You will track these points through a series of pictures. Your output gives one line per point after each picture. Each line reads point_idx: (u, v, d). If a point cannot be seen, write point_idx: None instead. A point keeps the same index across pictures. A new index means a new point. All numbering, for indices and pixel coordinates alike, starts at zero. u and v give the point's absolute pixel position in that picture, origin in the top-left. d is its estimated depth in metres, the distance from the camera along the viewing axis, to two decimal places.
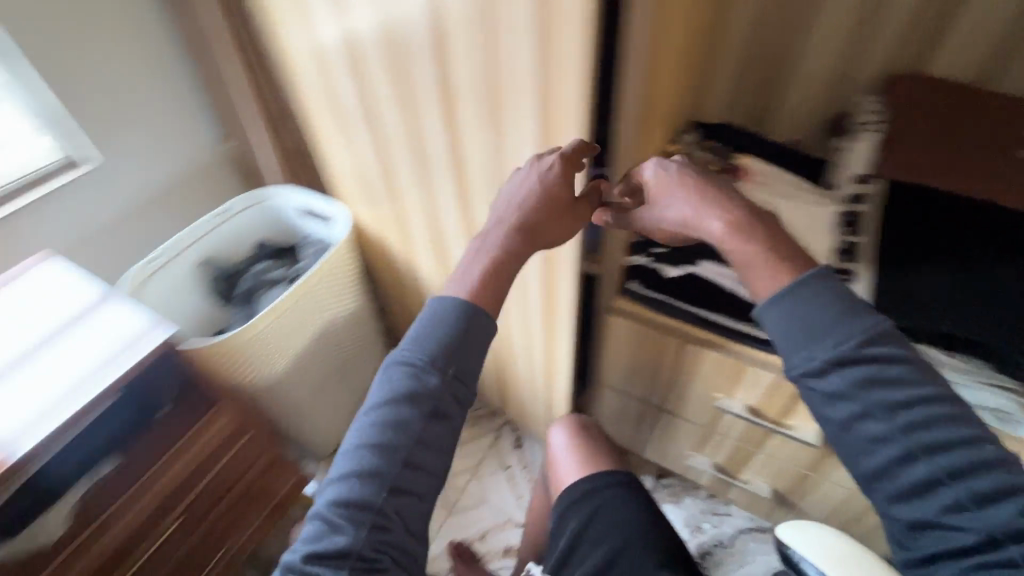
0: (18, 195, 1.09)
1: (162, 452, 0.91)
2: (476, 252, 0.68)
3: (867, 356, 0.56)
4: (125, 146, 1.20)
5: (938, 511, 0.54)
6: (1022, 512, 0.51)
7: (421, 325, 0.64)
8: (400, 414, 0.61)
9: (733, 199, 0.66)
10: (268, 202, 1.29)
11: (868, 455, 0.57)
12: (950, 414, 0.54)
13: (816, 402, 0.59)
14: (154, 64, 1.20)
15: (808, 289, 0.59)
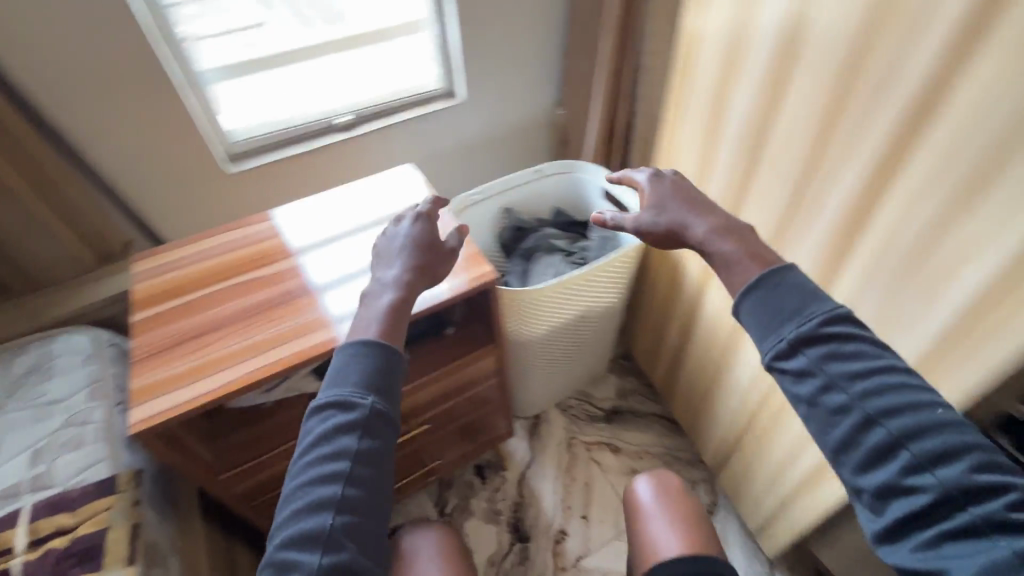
0: (407, 108, 1.31)
1: (437, 364, 0.98)
2: (376, 292, 0.73)
3: (830, 331, 0.53)
4: (489, 88, 1.35)
5: (897, 475, 0.49)
6: (973, 469, 0.46)
7: (333, 372, 0.64)
8: (335, 448, 0.58)
9: (696, 201, 0.72)
10: (575, 176, 1.35)
11: (830, 429, 0.53)
12: (906, 378, 0.51)
13: (790, 385, 0.55)
14: (539, 26, 1.31)
15: (784, 282, 0.57)
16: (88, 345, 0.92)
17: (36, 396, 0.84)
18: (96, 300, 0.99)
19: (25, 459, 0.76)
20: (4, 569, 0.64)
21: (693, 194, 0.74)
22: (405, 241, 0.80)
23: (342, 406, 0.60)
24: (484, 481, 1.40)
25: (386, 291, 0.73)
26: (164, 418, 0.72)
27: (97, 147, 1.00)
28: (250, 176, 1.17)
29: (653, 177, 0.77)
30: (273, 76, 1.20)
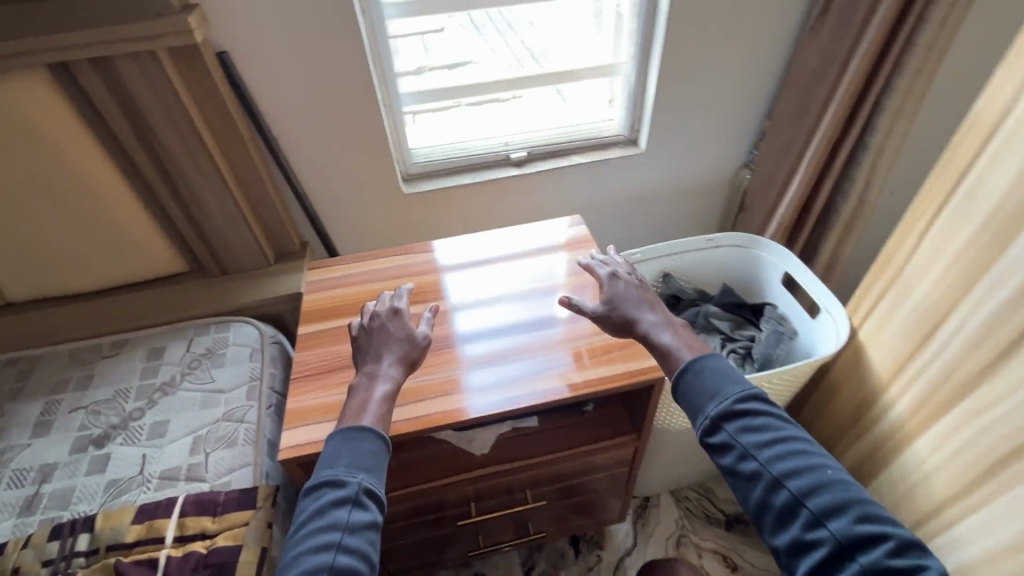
0: (584, 151, 1.26)
1: (569, 444, 0.92)
2: (368, 382, 0.73)
3: (743, 408, 0.64)
4: (674, 142, 1.24)
5: (801, 530, 0.57)
6: (856, 522, 0.56)
7: (327, 454, 0.65)
8: (328, 522, 0.58)
9: (650, 296, 0.82)
10: (756, 253, 1.19)
11: (749, 492, 0.61)
12: (804, 446, 0.61)
13: (718, 458, 0.64)
14: (748, 84, 1.18)
15: (705, 369, 0.68)
16: (256, 338, 0.98)
17: (206, 380, 0.91)
18: (268, 296, 1.06)
19: (187, 444, 0.82)
20: (153, 557, 0.68)
21: (639, 284, 0.84)
22: (384, 332, 0.79)
23: (334, 482, 0.61)
24: (577, 554, 1.30)
25: (379, 379, 0.73)
26: (311, 450, 0.73)
27: (300, 156, 1.07)
28: (420, 199, 1.19)
29: (612, 275, 0.85)
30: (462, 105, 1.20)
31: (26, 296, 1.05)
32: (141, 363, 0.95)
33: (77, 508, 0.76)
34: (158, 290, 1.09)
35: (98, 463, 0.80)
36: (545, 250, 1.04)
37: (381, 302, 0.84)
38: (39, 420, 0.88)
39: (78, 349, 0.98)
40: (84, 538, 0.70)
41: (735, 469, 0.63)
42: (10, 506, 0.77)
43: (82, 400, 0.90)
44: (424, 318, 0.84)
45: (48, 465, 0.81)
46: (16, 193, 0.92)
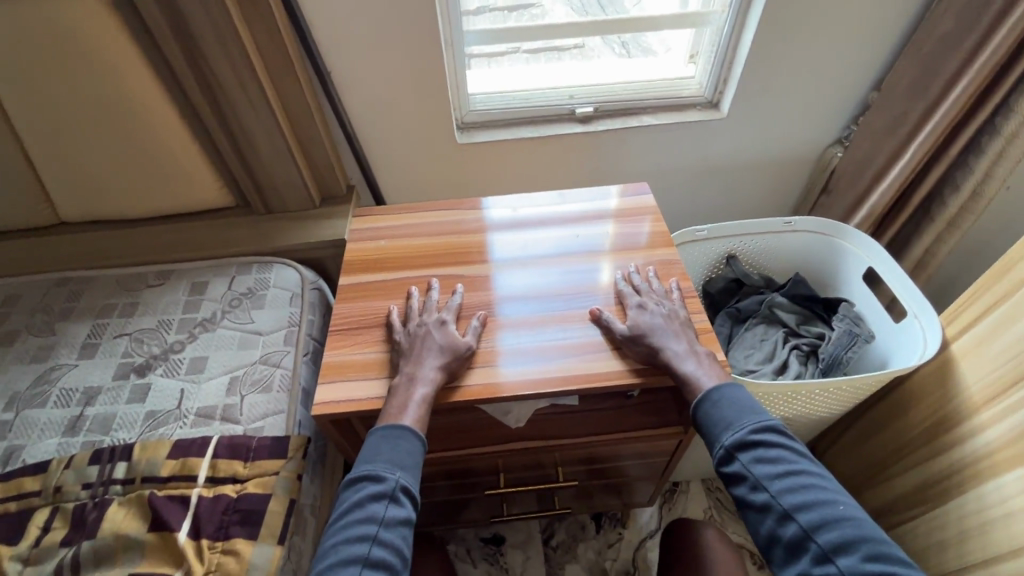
0: (657, 111, 1.14)
1: (612, 426, 0.87)
2: (408, 384, 0.70)
3: (757, 440, 0.65)
4: (760, 109, 1.11)
5: (809, 564, 0.59)
6: (866, 560, 0.56)
7: (369, 445, 0.67)
8: (365, 514, 0.61)
9: (680, 321, 0.78)
10: (839, 244, 1.06)
11: (760, 524, 0.63)
12: (816, 481, 0.62)
13: (732, 487, 0.66)
14: (859, 47, 1.02)
15: (723, 399, 0.69)
16: (296, 282, 0.95)
17: (245, 320, 0.89)
18: (311, 242, 1.03)
19: (223, 383, 0.81)
20: (185, 495, 0.68)
21: (669, 311, 0.79)
22: (428, 338, 0.75)
23: (374, 477, 0.64)
24: (598, 529, 1.28)
25: (419, 382, 0.70)
26: (345, 409, 0.71)
27: (352, 93, 1.00)
28: (474, 151, 1.12)
29: (640, 304, 0.80)
30: (527, 49, 1.09)
31: (78, 217, 1.06)
32: (184, 297, 0.94)
33: (117, 435, 0.77)
34: (204, 224, 1.07)
35: (139, 393, 0.81)
36: (598, 216, 0.96)
37: (426, 309, 0.80)
38: (86, 342, 0.89)
39: (126, 276, 0.99)
40: (122, 466, 0.71)
41: (748, 499, 0.65)
42: (57, 424, 0.78)
43: (126, 327, 0.91)
44: (472, 326, 0.79)
45: (92, 388, 0.82)
46: (68, 111, 0.90)
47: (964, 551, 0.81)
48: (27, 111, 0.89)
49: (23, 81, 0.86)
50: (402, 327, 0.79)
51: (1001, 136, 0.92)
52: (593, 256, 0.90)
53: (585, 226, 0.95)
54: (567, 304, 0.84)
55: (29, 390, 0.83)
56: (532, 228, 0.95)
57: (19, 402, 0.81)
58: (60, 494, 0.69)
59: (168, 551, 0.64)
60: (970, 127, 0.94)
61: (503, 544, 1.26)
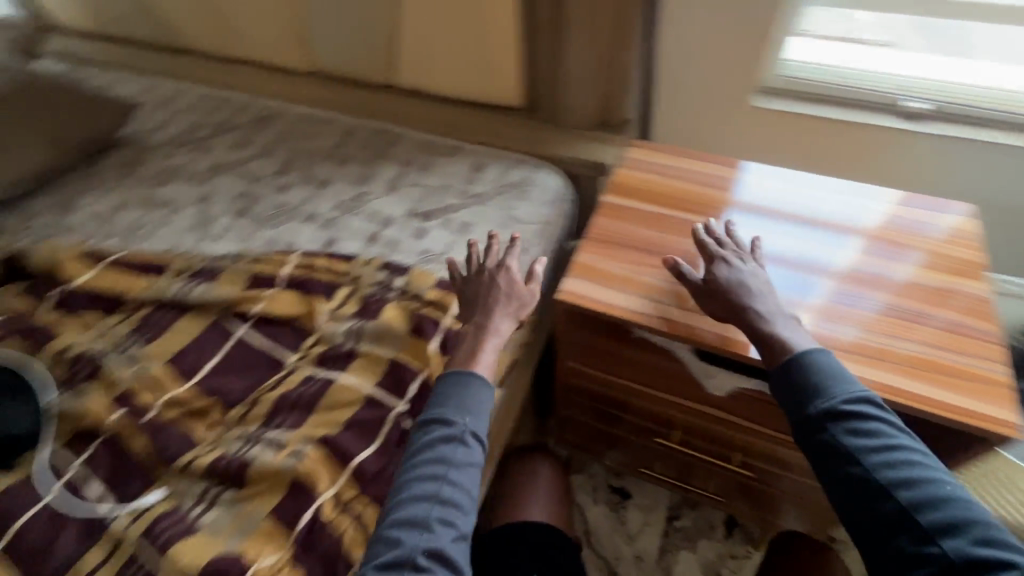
0: (1009, 129, 0.96)
1: None
2: (476, 333, 0.72)
3: (851, 411, 0.59)
4: None
5: (908, 545, 0.53)
6: (975, 543, 0.51)
7: (437, 393, 0.67)
8: (436, 455, 0.61)
9: (758, 273, 0.73)
10: None
11: (848, 502, 0.57)
12: (917, 458, 0.56)
13: (813, 459, 0.60)
14: None
15: (815, 364, 0.62)
16: (557, 190, 1.05)
17: (509, 206, 1.02)
18: (579, 158, 1.11)
19: (482, 249, 0.95)
20: (438, 319, 0.83)
21: (755, 269, 0.74)
22: (489, 285, 0.77)
23: (443, 420, 0.64)
24: (727, 535, 1.24)
25: (487, 333, 0.72)
26: (583, 304, 0.79)
27: (670, 28, 1.02)
28: (763, 118, 1.06)
29: (723, 258, 0.74)
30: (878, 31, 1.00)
31: (406, 84, 1.28)
32: (467, 170, 1.10)
33: (398, 257, 0.96)
34: (494, 117, 1.22)
35: (419, 232, 0.99)
36: (847, 223, 0.87)
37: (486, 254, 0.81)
38: (392, 181, 1.10)
39: (428, 141, 1.18)
40: (401, 279, 0.89)
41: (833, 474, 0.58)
42: (361, 234, 1.01)
43: (421, 179, 1.10)
44: (535, 273, 0.80)
45: (389, 217, 1.03)
46: None
47: None
48: None
49: None
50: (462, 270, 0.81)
51: None
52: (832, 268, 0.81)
53: (825, 231, 0.86)
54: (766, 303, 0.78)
55: (349, 203, 1.07)
56: (769, 218, 0.88)
57: (341, 209, 1.06)
58: (357, 282, 0.90)
59: (418, 354, 0.80)
60: None
61: (627, 500, 1.30)
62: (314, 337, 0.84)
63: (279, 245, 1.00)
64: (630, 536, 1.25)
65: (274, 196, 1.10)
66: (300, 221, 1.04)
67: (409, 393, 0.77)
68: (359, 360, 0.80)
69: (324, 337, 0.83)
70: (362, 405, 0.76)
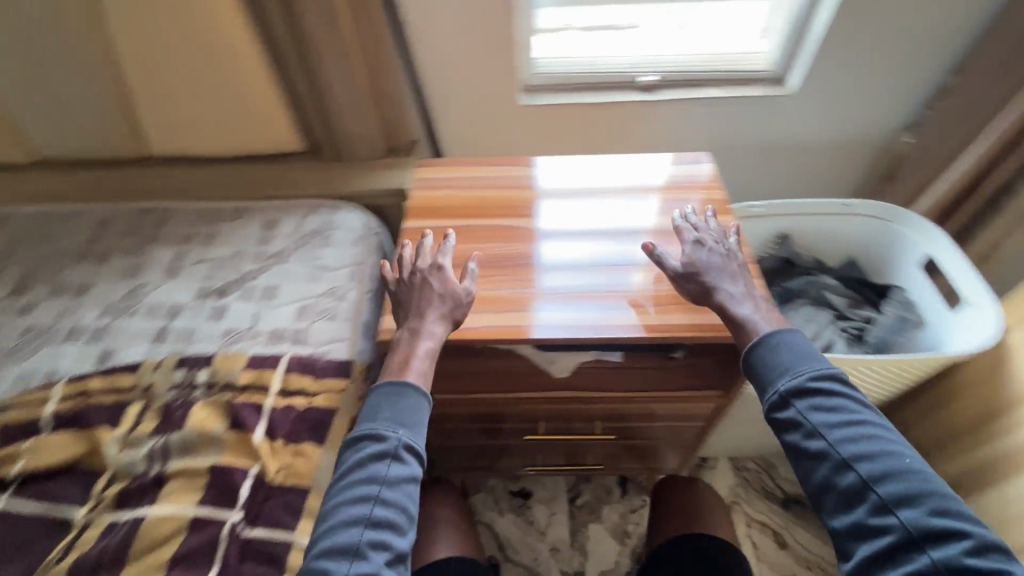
0: (722, 84, 1.13)
1: (652, 385, 0.90)
2: (410, 338, 0.73)
3: (815, 387, 0.66)
4: (832, 88, 1.09)
5: (866, 514, 0.60)
6: (930, 514, 0.57)
7: (369, 406, 0.69)
8: (368, 475, 0.63)
9: (733, 262, 0.79)
10: (896, 229, 1.05)
11: (813, 471, 0.64)
12: (879, 432, 0.63)
13: (784, 434, 0.67)
14: (944, 26, 0.99)
15: (781, 344, 0.70)
16: (361, 226, 1.01)
17: (313, 256, 0.95)
18: (377, 189, 1.08)
19: (294, 310, 0.87)
20: (258, 402, 0.75)
21: (726, 250, 0.80)
22: (425, 288, 0.77)
23: (375, 436, 0.65)
24: (623, 494, 1.31)
25: (422, 336, 0.73)
26: (407, 337, 0.76)
27: (425, 47, 1.04)
28: (534, 111, 1.14)
29: (696, 240, 0.81)
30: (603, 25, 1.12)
31: (163, 151, 1.13)
32: (258, 230, 1.01)
33: (198, 346, 0.84)
34: (276, 165, 1.13)
35: (217, 312, 0.88)
36: (640, 190, 0.97)
37: (420, 256, 0.81)
38: (171, 264, 0.96)
39: (205, 208, 1.05)
40: (204, 372, 0.78)
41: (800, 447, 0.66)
42: (145, 333, 0.86)
43: (206, 254, 0.98)
44: (469, 271, 0.81)
45: (176, 305, 0.90)
46: (162, 47, 0.95)
47: None
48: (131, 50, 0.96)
49: (126, 14, 0.91)
50: (395, 275, 0.81)
51: None
52: (642, 230, 0.90)
53: (625, 201, 0.95)
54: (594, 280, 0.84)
55: (120, 303, 0.91)
56: (580, 199, 0.95)
57: (113, 313, 0.89)
58: (151, 392, 0.77)
59: (244, 449, 0.71)
60: None
61: (530, 498, 1.32)
62: (111, 474, 0.70)
63: (37, 380, 0.82)
64: (542, 532, 1.27)
65: (16, 322, 0.89)
66: (59, 342, 0.86)
67: (241, 495, 0.67)
68: (172, 482, 0.68)
69: (123, 469, 0.70)
70: (188, 533, 0.65)
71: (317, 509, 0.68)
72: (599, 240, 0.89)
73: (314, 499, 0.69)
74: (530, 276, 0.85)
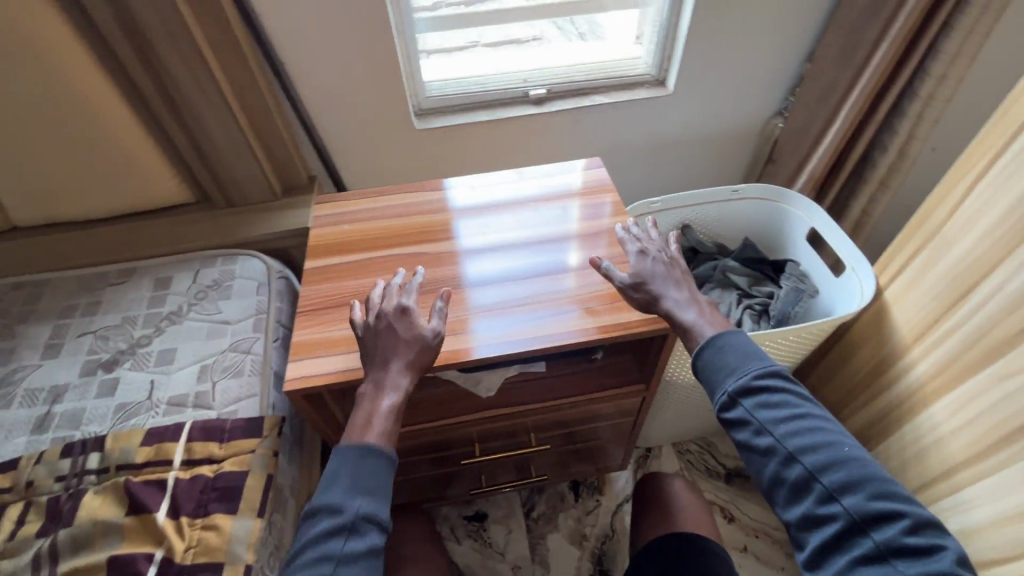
0: (605, 91, 1.19)
1: (578, 391, 0.92)
2: (374, 394, 0.67)
3: (761, 386, 0.63)
4: (706, 84, 1.16)
5: (814, 504, 0.57)
6: (871, 498, 0.55)
7: (327, 474, 0.63)
8: (322, 553, 0.57)
9: (676, 268, 0.78)
10: (783, 208, 1.13)
11: (764, 467, 0.62)
12: (822, 424, 0.61)
13: (735, 433, 0.64)
14: (791, 21, 1.08)
15: (727, 345, 0.68)
16: (263, 272, 0.96)
17: (212, 311, 0.90)
18: (276, 232, 1.03)
19: (194, 372, 0.82)
20: (161, 478, 0.69)
21: (669, 258, 0.79)
22: (392, 334, 0.71)
23: (330, 510, 0.59)
24: (576, 498, 1.32)
25: (386, 392, 0.67)
26: (317, 382, 0.73)
27: (307, 82, 1.01)
28: (430, 135, 1.14)
29: (639, 250, 0.80)
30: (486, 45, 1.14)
31: (31, 220, 1.04)
32: (148, 291, 0.94)
33: (88, 428, 0.77)
34: (164, 219, 1.06)
35: (107, 387, 0.81)
36: (558, 198, 0.98)
37: (386, 297, 0.75)
38: (50, 342, 0.88)
39: (86, 275, 0.97)
40: (95, 456, 0.72)
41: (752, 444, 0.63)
42: (24, 423, 0.78)
43: (91, 325, 0.90)
44: (436, 310, 0.75)
45: (59, 386, 0.82)
46: (11, 113, 0.88)
47: (906, 478, 0.90)
48: None
49: None
50: (360, 319, 0.74)
51: (920, 98, 1.00)
52: (564, 235, 0.91)
53: (546, 210, 0.95)
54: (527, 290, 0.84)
55: None
56: (493, 213, 0.96)
57: None
58: (33, 488, 0.70)
59: (148, 532, 0.65)
60: (892, 93, 1.01)
61: (486, 520, 1.30)
62: None
63: None
64: (502, 552, 1.25)
65: None
66: None
67: None
68: None
69: None
70: None
71: None
72: (525, 251, 0.89)
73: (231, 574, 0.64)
74: (468, 292, 0.84)
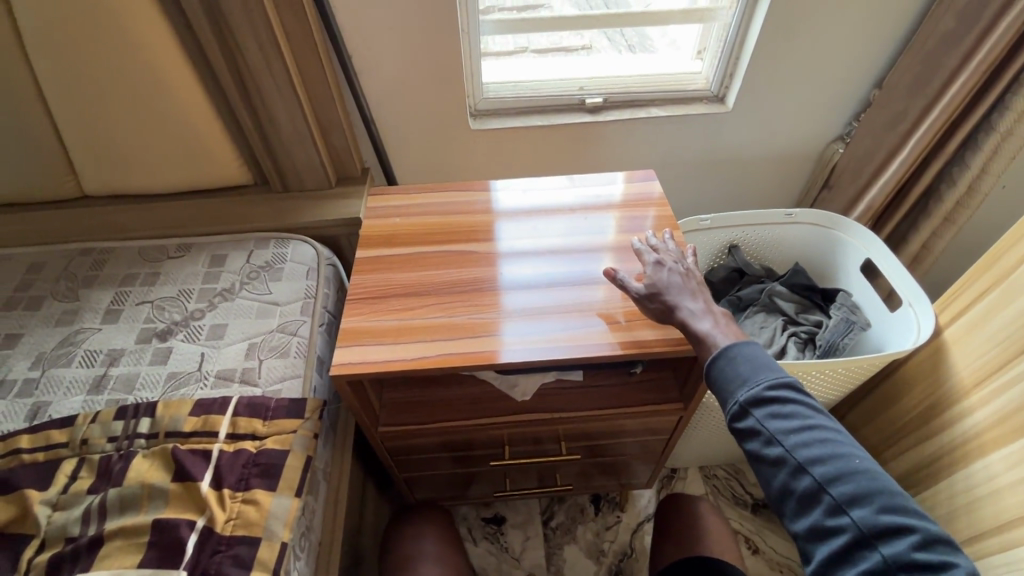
0: (662, 104, 1.18)
1: (612, 404, 0.90)
2: None
3: (773, 395, 0.61)
4: (767, 103, 1.14)
5: (822, 517, 0.55)
6: (881, 512, 0.52)
7: None
8: None
9: (693, 278, 0.76)
10: (838, 236, 1.09)
11: (773, 478, 0.59)
12: (834, 435, 0.57)
13: (745, 443, 0.62)
14: (864, 44, 1.05)
15: (739, 355, 0.65)
16: (313, 258, 0.98)
17: (263, 291, 0.93)
18: (326, 220, 1.05)
19: (242, 349, 0.85)
20: (206, 449, 0.71)
21: (686, 268, 0.77)
22: None
23: None
24: (596, 512, 1.30)
25: None
26: (361, 369, 0.74)
27: (370, 75, 1.03)
28: (485, 135, 1.15)
29: (657, 260, 0.78)
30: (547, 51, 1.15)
31: (101, 190, 1.09)
32: (204, 267, 0.97)
33: (140, 394, 0.80)
34: (222, 198, 1.10)
35: (160, 355, 0.84)
36: (599, 208, 0.97)
37: None
38: (110, 307, 0.92)
39: (148, 246, 1.02)
40: (146, 422, 0.74)
41: (761, 455, 0.61)
42: (81, 382, 0.82)
43: (148, 294, 0.94)
44: None
45: (116, 350, 0.85)
46: (94, 86, 0.92)
47: (954, 529, 0.85)
48: (57, 86, 0.92)
49: (50, 49, 0.88)
50: None
51: (997, 132, 0.96)
52: (600, 245, 0.90)
53: (586, 219, 0.94)
54: (557, 296, 0.83)
55: (54, 352, 0.86)
56: (537, 218, 0.95)
57: (45, 363, 0.84)
58: (87, 446, 0.73)
59: (189, 501, 0.67)
60: (968, 124, 0.97)
61: (503, 524, 1.29)
62: (42, 539, 0.65)
63: None
64: (517, 558, 1.24)
65: None
66: None
67: (187, 551, 0.63)
68: (112, 541, 0.64)
69: (57, 534, 0.65)
70: None
71: (270, 559, 0.65)
72: (558, 258, 0.88)
73: (266, 549, 0.66)
74: (502, 295, 0.83)
